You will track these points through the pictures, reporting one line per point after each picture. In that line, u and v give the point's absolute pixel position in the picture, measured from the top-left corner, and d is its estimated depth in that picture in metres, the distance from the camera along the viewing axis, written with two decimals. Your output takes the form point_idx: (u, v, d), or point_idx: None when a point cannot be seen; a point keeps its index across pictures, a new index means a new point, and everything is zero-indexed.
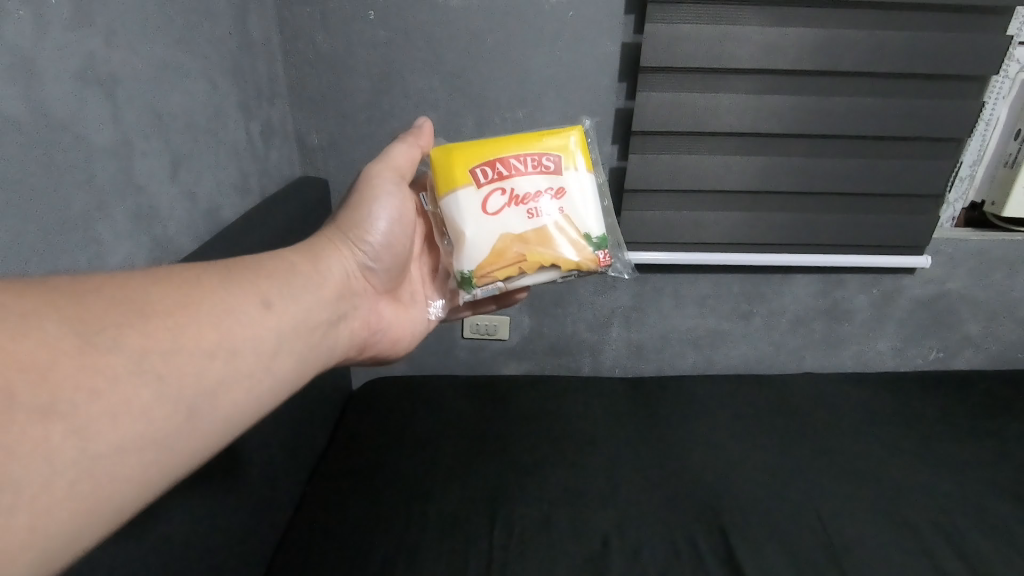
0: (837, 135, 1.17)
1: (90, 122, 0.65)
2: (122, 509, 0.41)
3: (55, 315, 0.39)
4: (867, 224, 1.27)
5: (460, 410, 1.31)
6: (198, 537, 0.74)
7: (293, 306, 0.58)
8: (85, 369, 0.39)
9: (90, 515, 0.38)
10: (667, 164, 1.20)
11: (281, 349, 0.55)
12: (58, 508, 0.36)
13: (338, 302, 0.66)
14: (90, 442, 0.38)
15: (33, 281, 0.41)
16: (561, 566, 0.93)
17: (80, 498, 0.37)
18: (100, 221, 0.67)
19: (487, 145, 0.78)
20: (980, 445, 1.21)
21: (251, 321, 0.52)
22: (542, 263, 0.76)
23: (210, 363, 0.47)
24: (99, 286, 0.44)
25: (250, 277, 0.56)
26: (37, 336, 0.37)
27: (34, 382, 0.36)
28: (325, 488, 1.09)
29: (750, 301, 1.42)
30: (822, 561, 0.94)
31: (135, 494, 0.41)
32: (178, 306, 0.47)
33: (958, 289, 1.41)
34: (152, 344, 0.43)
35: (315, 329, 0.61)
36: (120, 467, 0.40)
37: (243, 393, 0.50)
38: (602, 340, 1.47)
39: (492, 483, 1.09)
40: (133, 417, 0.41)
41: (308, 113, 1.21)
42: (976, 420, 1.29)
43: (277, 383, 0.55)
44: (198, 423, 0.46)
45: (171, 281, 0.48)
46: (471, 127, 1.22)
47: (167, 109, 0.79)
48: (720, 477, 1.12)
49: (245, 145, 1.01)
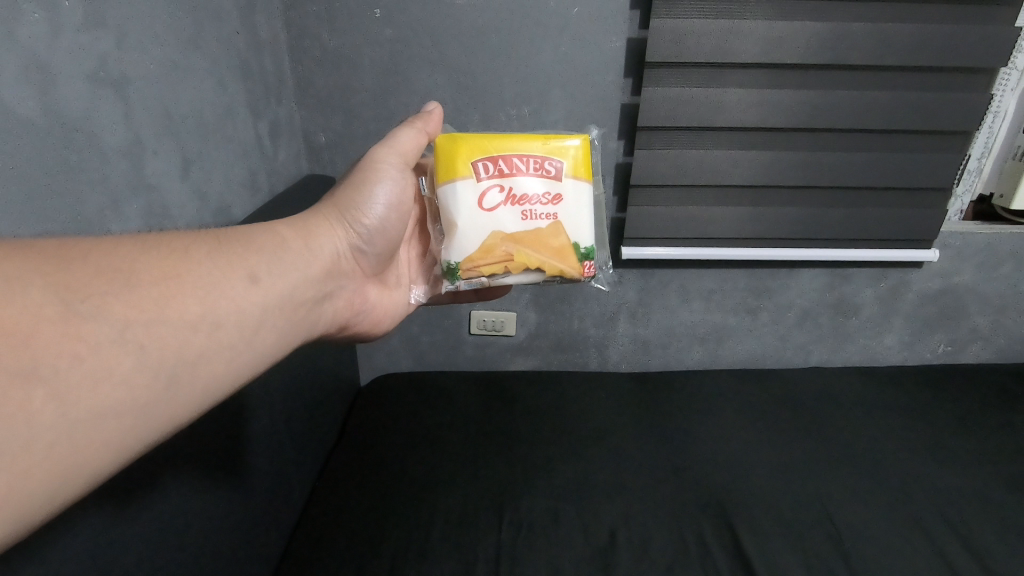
0: (844, 129, 1.16)
1: (104, 122, 0.66)
2: (100, 471, 0.42)
3: (41, 281, 0.40)
4: (874, 218, 1.27)
5: (467, 404, 1.33)
6: (207, 531, 0.75)
7: (280, 282, 0.58)
8: (66, 335, 0.40)
9: (68, 476, 0.40)
10: (673, 159, 1.20)
11: (265, 325, 0.55)
12: (36, 468, 0.38)
13: (325, 280, 0.66)
14: (70, 407, 0.39)
15: (23, 246, 0.42)
16: (568, 558, 0.93)
17: (59, 459, 0.39)
18: (113, 219, 0.68)
19: (492, 140, 0.77)
20: (988, 439, 1.21)
21: (238, 296, 0.52)
22: (527, 265, 0.78)
23: (193, 335, 0.47)
24: (86, 252, 0.45)
25: (240, 251, 0.56)
26: (21, 301, 0.39)
27: (18, 345, 0.38)
28: (334, 480, 1.11)
29: (757, 296, 1.42)
30: (828, 554, 0.95)
31: (114, 458, 0.42)
32: (164, 276, 0.47)
33: (966, 282, 1.41)
34: (135, 314, 0.44)
35: (299, 307, 0.61)
36: (98, 431, 0.41)
37: (225, 367, 0.50)
38: (608, 335, 1.48)
39: (498, 477, 1.11)
40: (113, 384, 0.42)
41: (315, 111, 1.22)
42: (985, 413, 1.29)
43: (259, 358, 0.55)
44: (178, 393, 0.46)
45: (159, 251, 0.49)
46: (476, 124, 1.23)
47: (178, 109, 0.80)
48: (728, 471, 1.13)
49: (253, 144, 1.02)
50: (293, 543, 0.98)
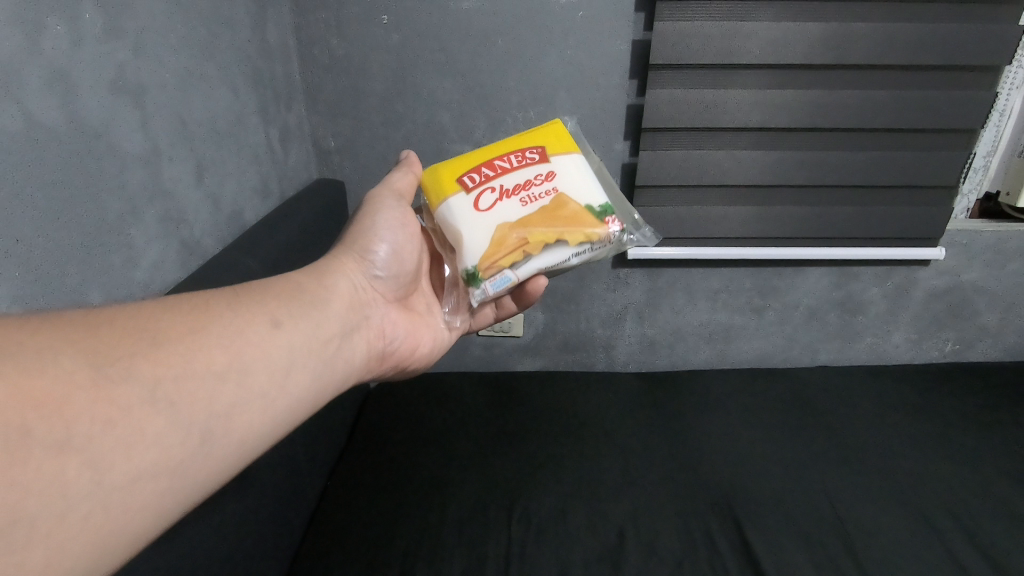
0: (849, 129, 1.17)
1: (123, 130, 0.68)
2: (135, 537, 0.43)
3: (71, 349, 0.42)
4: (880, 216, 1.27)
5: (477, 405, 1.34)
6: (226, 532, 0.76)
7: (303, 321, 0.60)
8: (98, 401, 0.41)
9: (104, 547, 0.41)
10: (678, 160, 1.20)
11: (294, 365, 0.57)
12: (72, 541, 0.38)
13: (349, 315, 0.68)
14: (104, 474, 0.40)
15: (51, 316, 0.43)
16: (578, 556, 0.94)
17: (93, 531, 0.40)
18: (132, 224, 0.70)
19: (470, 159, 0.84)
20: (997, 438, 1.20)
21: (261, 340, 0.54)
22: (547, 241, 0.75)
23: (221, 386, 0.49)
24: (113, 317, 0.46)
25: (259, 298, 0.58)
26: (53, 371, 0.40)
27: (51, 417, 0.38)
28: (348, 480, 1.12)
29: (763, 295, 1.42)
30: (837, 553, 0.95)
31: (148, 522, 0.43)
32: (188, 331, 0.49)
33: (973, 280, 1.41)
34: (163, 371, 0.45)
35: (328, 343, 0.62)
36: (133, 497, 0.42)
37: (257, 416, 0.52)
38: (615, 335, 1.48)
39: (511, 475, 1.12)
40: (147, 445, 0.43)
41: (323, 116, 1.24)
42: (994, 411, 1.29)
43: (292, 402, 0.56)
44: (211, 447, 0.48)
45: (181, 308, 0.51)
46: (483, 127, 1.24)
47: (192, 116, 0.82)
48: (735, 470, 1.13)
49: (265, 149, 1.04)
50: (304, 547, 0.98)
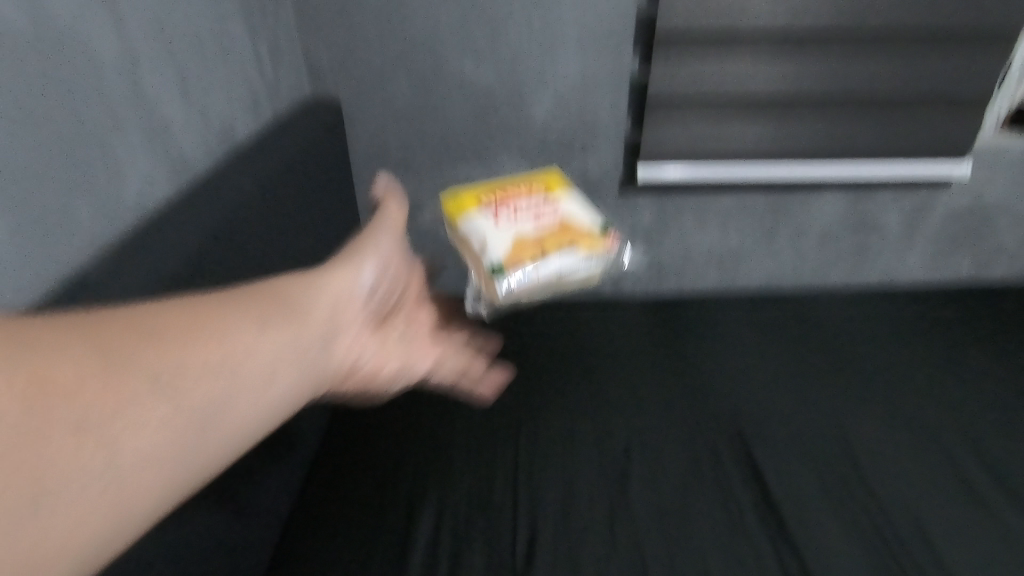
0: (877, 34, 1.09)
1: (93, 32, 0.63)
2: (138, 520, 0.41)
3: (80, 333, 0.40)
4: (904, 133, 1.21)
5: (482, 328, 1.33)
6: (233, 454, 0.77)
7: (293, 327, 0.56)
8: (107, 392, 0.39)
9: (107, 525, 0.38)
10: (693, 74, 1.14)
11: (283, 369, 0.53)
12: (93, 515, 0.37)
13: (333, 318, 0.63)
14: (119, 453, 0.39)
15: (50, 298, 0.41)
16: (585, 471, 0.97)
17: (111, 504, 0.38)
18: (112, 135, 0.66)
19: None
20: (1007, 360, 1.20)
21: (245, 343, 0.50)
22: None
23: (214, 381, 0.46)
24: (111, 315, 0.44)
25: (250, 302, 0.54)
26: (62, 354, 0.38)
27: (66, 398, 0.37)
28: (353, 405, 1.13)
29: (776, 217, 1.38)
30: (840, 471, 0.97)
31: (148, 506, 0.41)
32: (185, 331, 0.46)
33: (995, 199, 1.35)
34: (164, 361, 0.43)
35: (311, 352, 0.58)
36: (141, 480, 0.40)
37: (246, 410, 0.49)
38: (622, 259, 1.45)
39: (518, 397, 1.12)
40: (157, 426, 0.41)
41: (315, 29, 1.16)
42: (1004, 332, 1.28)
43: (277, 404, 0.53)
44: (206, 438, 0.45)
45: (177, 306, 0.48)
46: (485, 37, 1.16)
47: (172, 21, 0.76)
48: (740, 390, 1.14)
49: (253, 63, 0.98)
50: (316, 470, 1.01)
